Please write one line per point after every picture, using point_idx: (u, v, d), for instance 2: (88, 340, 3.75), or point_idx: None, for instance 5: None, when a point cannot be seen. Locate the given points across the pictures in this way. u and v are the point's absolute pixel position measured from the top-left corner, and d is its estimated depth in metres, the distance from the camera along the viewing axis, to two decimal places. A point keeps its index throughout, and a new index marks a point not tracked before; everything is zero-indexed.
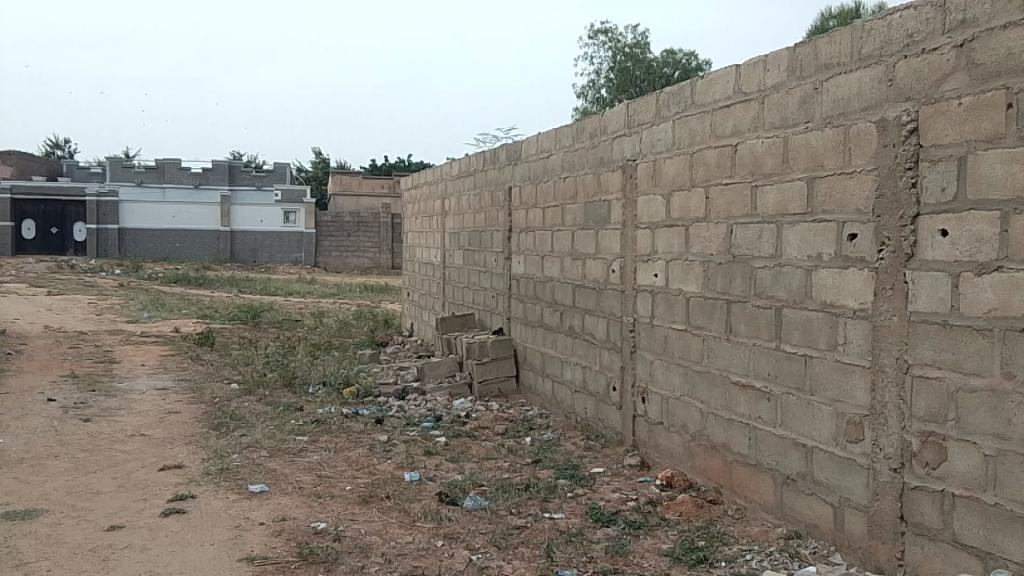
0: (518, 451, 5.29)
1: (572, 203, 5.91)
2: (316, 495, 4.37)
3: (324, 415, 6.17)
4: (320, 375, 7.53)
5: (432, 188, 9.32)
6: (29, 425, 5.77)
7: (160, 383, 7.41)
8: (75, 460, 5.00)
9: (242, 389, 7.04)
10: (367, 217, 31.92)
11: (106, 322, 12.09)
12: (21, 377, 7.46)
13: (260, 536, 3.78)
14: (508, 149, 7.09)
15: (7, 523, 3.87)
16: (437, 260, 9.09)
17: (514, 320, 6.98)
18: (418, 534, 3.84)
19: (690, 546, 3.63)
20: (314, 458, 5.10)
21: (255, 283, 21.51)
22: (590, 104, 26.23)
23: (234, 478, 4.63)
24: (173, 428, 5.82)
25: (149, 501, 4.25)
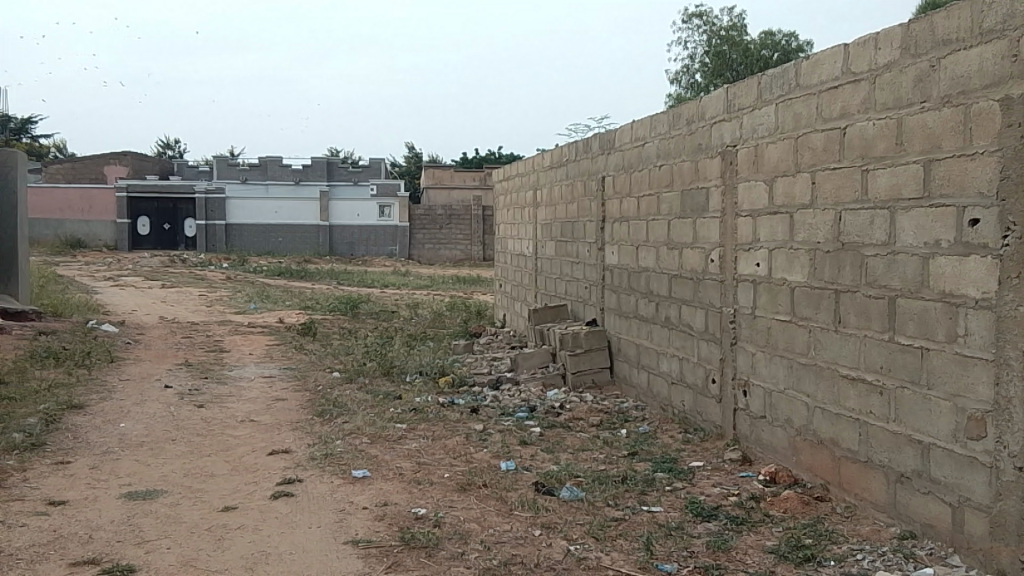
0: (613, 443, 5.26)
1: (669, 191, 5.80)
2: (416, 482, 4.47)
3: (422, 403, 6.30)
4: (416, 365, 7.70)
5: (524, 179, 9.34)
6: (149, 410, 6.14)
7: (267, 371, 7.74)
8: (191, 443, 5.28)
9: (344, 377, 7.27)
10: (458, 210, 32.35)
11: (216, 313, 12.73)
12: (141, 365, 7.95)
13: (364, 520, 3.89)
14: (601, 137, 7.02)
15: (131, 502, 4.13)
16: (530, 251, 9.11)
17: (608, 311, 6.93)
18: (516, 523, 3.86)
19: (796, 544, 3.51)
20: (413, 446, 5.21)
21: (353, 275, 22.20)
22: (683, 90, 25.76)
23: (338, 463, 4.79)
24: (280, 414, 6.07)
25: (259, 484, 4.44)
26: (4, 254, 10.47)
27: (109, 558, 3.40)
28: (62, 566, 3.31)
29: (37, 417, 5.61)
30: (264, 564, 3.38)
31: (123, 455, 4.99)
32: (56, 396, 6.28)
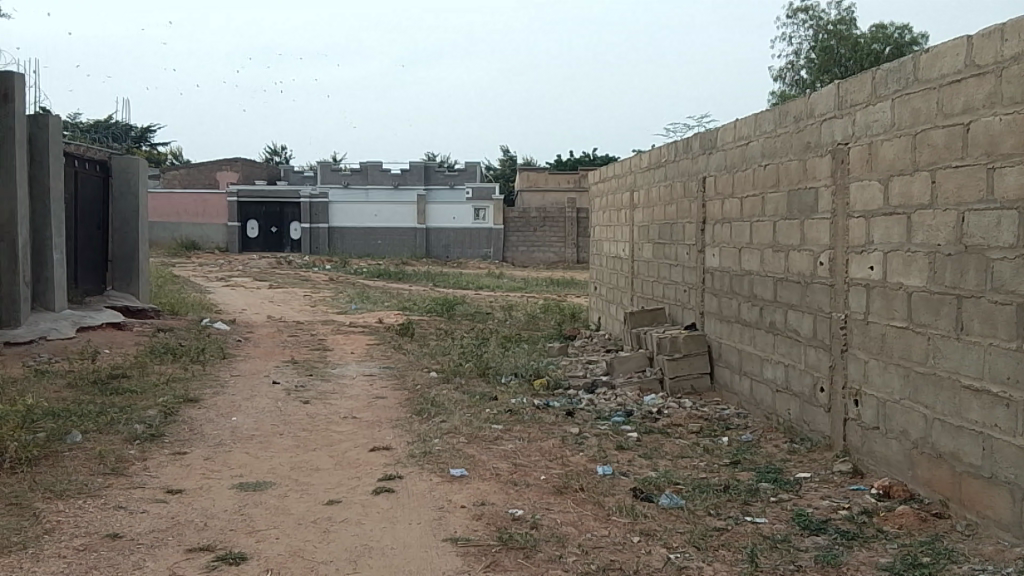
0: (714, 451, 5.13)
1: (774, 191, 5.62)
2: (513, 483, 4.49)
3: (517, 405, 6.32)
4: (511, 366, 7.74)
5: (620, 181, 9.25)
6: (258, 405, 6.42)
7: (368, 370, 7.96)
8: (297, 438, 5.48)
9: (441, 378, 7.39)
10: (553, 213, 32.42)
11: (319, 312, 13.21)
12: (251, 361, 8.32)
13: (463, 518, 3.93)
14: (702, 137, 6.88)
15: (242, 493, 4.32)
16: (626, 254, 9.02)
17: (708, 315, 6.77)
18: (614, 528, 3.82)
19: (912, 562, 3.32)
20: (509, 447, 5.23)
21: (449, 277, 22.60)
22: (788, 87, 24.97)
23: (437, 462, 4.86)
24: (380, 412, 6.23)
25: (361, 479, 4.56)
26: (128, 256, 11.19)
27: (222, 545, 3.57)
28: (180, 552, 3.50)
29: (157, 409, 5.96)
30: (366, 557, 3.46)
31: (234, 447, 5.23)
32: (174, 390, 6.66)
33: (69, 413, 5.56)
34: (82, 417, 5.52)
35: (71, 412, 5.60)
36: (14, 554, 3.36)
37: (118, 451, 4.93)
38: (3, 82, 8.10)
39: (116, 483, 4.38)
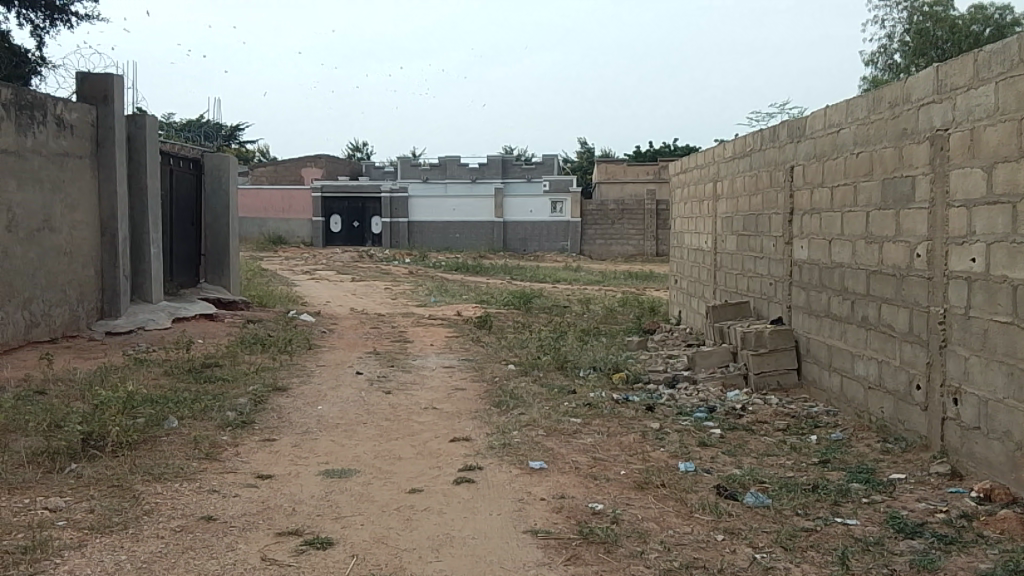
0: (802, 449, 4.97)
1: (868, 180, 5.39)
2: (592, 477, 4.46)
3: (596, 398, 6.28)
4: (590, 360, 7.71)
5: (703, 172, 9.06)
6: (342, 394, 6.59)
7: (447, 362, 8.06)
8: (379, 427, 5.60)
9: (519, 370, 7.42)
10: (632, 205, 31.56)
11: (400, 305, 13.48)
12: (335, 352, 8.55)
13: (543, 510, 3.94)
14: (790, 125, 6.67)
15: (329, 479, 4.44)
16: (708, 246, 8.84)
17: (796, 309, 6.57)
18: (697, 526, 3.76)
19: (1017, 568, 3.14)
20: (589, 440, 5.21)
21: (526, 270, 22.61)
22: (880, 71, 23.97)
23: (516, 454, 4.88)
24: (460, 403, 6.30)
25: (442, 469, 4.63)
26: (220, 250, 11.66)
27: (310, 530, 3.68)
28: (270, 535, 3.62)
29: (247, 397, 6.19)
30: (448, 546, 3.50)
31: (320, 435, 5.38)
32: (263, 378, 6.90)
33: (166, 400, 5.82)
34: (178, 403, 5.78)
35: (168, 398, 5.86)
36: (118, 534, 3.55)
37: (211, 436, 5.15)
38: (104, 84, 8.57)
39: (210, 468, 4.57)
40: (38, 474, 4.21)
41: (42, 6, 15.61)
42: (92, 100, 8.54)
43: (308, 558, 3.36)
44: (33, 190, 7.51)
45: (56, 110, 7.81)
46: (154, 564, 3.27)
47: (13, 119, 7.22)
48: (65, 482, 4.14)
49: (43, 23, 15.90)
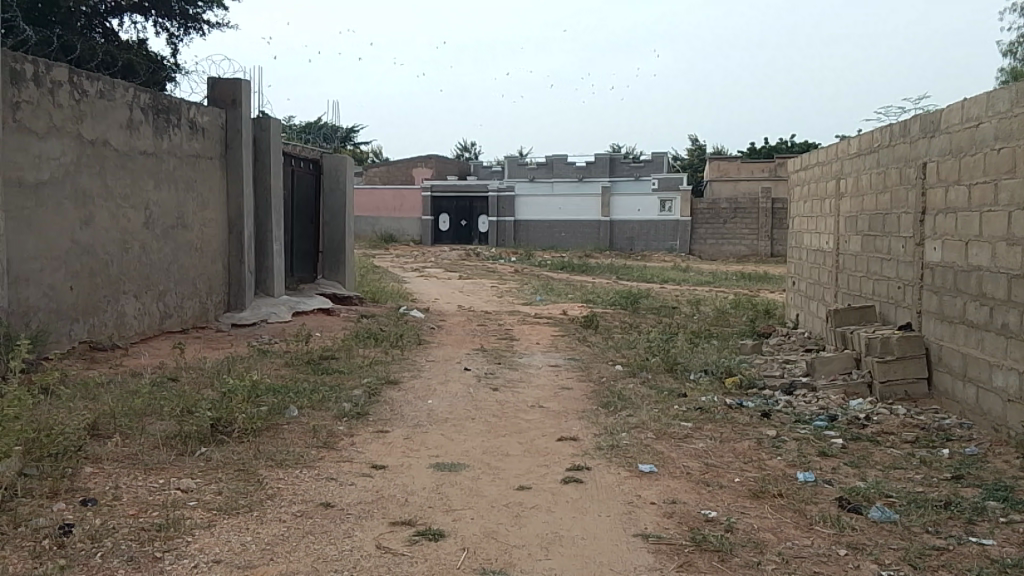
0: (933, 464, 4.67)
1: (1011, 177, 5.01)
2: (705, 483, 4.34)
3: (708, 403, 6.12)
4: (701, 362, 7.52)
5: (825, 169, 8.68)
6: (451, 389, 6.70)
7: (554, 360, 8.06)
8: (487, 423, 5.66)
9: (627, 371, 7.32)
10: (745, 204, 30.26)
11: (507, 303, 13.57)
12: (444, 348, 8.71)
13: (653, 514, 3.87)
14: (923, 119, 6.30)
15: (439, 472, 4.52)
16: (830, 247, 8.45)
17: (926, 314, 6.18)
18: (818, 539, 3.59)
19: None
20: (700, 445, 5.07)
21: (633, 270, 22.31)
22: (1020, 61, 22.32)
23: (625, 456, 4.81)
24: (567, 402, 6.28)
25: (550, 468, 4.62)
26: (337, 247, 12.11)
27: (422, 521, 3.75)
28: (384, 524, 3.71)
29: (361, 390, 6.39)
30: (557, 544, 3.49)
31: (431, 429, 5.48)
32: (376, 372, 7.11)
33: (286, 390, 6.08)
34: (298, 393, 6.02)
35: (288, 388, 6.12)
36: (243, 515, 3.73)
37: (328, 426, 5.34)
38: (232, 89, 9.07)
39: (327, 456, 4.74)
40: (171, 456, 4.48)
41: (176, 15, 16.68)
42: (222, 104, 9.03)
43: (421, 549, 3.43)
44: (169, 189, 8.00)
45: (189, 113, 8.29)
46: (277, 546, 3.42)
47: (152, 122, 7.70)
48: (196, 465, 4.39)
49: (178, 31, 16.99)
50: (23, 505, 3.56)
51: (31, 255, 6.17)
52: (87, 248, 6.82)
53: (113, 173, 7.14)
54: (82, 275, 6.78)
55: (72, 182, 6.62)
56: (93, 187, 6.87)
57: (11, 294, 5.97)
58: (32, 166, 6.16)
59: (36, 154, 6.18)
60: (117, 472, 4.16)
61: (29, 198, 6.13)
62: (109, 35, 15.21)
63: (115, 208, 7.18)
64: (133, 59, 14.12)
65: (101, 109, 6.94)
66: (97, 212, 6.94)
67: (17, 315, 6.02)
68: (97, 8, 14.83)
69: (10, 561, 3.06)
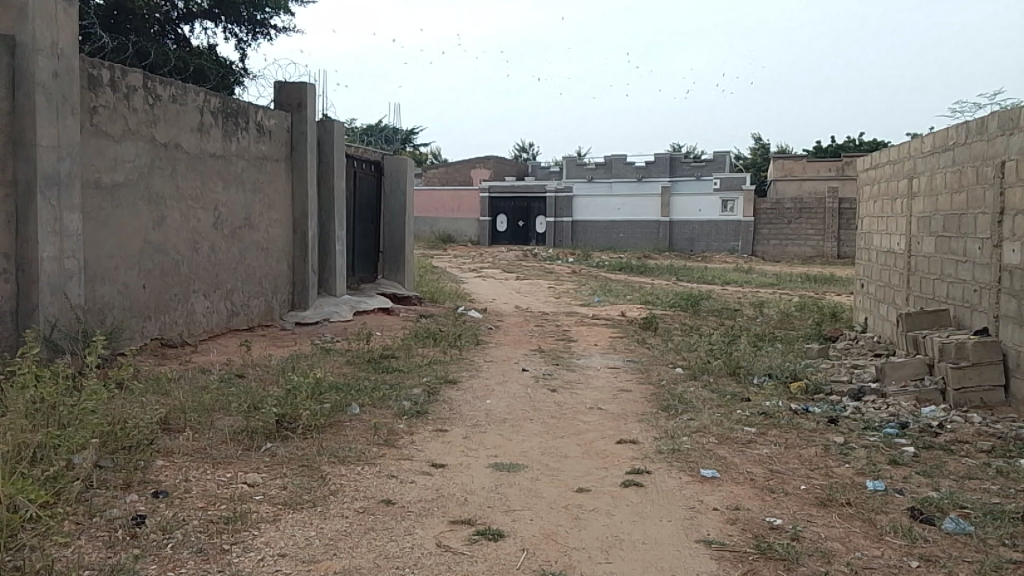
0: (1011, 475, 4.47)
1: None
2: (770, 489, 4.25)
3: (772, 407, 5.98)
4: (765, 366, 7.36)
5: (896, 168, 8.42)
6: (510, 389, 6.72)
7: (613, 362, 8.00)
8: (546, 424, 5.65)
9: (688, 374, 7.22)
10: (811, 203, 29.79)
11: (565, 304, 13.54)
12: (502, 348, 8.73)
13: (716, 520, 3.80)
14: (1002, 116, 6.04)
15: (498, 472, 4.53)
16: (901, 248, 8.18)
17: (1004, 319, 5.93)
18: (888, 549, 3.47)
19: None
20: (765, 451, 4.97)
21: (694, 271, 22.02)
22: None
23: (687, 460, 4.74)
24: (626, 404, 6.22)
25: (610, 470, 4.58)
26: (397, 247, 12.27)
27: (482, 520, 3.76)
28: (444, 522, 3.74)
29: (421, 389, 6.45)
30: (618, 548, 3.46)
31: (489, 429, 5.50)
32: (435, 371, 7.17)
33: (348, 387, 6.18)
34: (359, 391, 6.12)
35: (350, 386, 6.22)
36: (307, 510, 3.81)
37: (389, 424, 5.41)
38: (298, 92, 9.27)
39: (388, 453, 4.80)
40: (238, 450, 4.60)
41: (245, 21, 17.14)
42: (288, 107, 9.25)
43: (481, 548, 3.44)
44: (236, 191, 8.23)
45: (256, 116, 8.51)
46: (340, 541, 3.47)
47: (221, 126, 7.92)
48: (262, 459, 4.50)
49: (246, 36, 17.46)
50: (98, 496, 3.70)
51: (107, 254, 6.42)
52: (159, 247, 7.06)
53: (184, 175, 7.37)
54: (154, 274, 7.02)
55: (146, 183, 6.86)
56: (165, 189, 7.11)
57: (88, 292, 6.22)
58: (109, 168, 6.40)
59: (113, 156, 6.41)
60: (187, 465, 4.29)
61: (105, 199, 6.37)
62: (181, 41, 15.71)
63: (186, 209, 7.42)
64: (203, 63, 14.57)
65: (173, 113, 7.16)
66: (168, 213, 7.17)
67: (94, 312, 6.26)
68: (170, 14, 15.36)
69: (86, 549, 3.19)
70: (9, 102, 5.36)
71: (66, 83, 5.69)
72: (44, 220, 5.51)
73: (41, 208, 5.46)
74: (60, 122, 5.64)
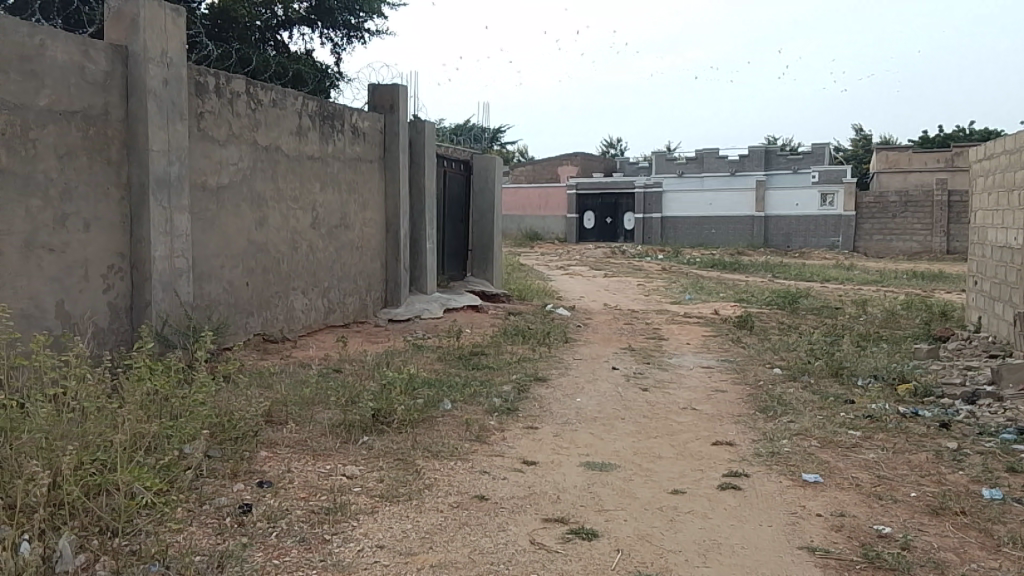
0: None
1: None
2: (877, 496, 4.06)
3: (878, 410, 5.71)
4: (870, 367, 7.04)
5: (1014, 157, 7.89)
6: (600, 388, 6.66)
7: (706, 361, 7.82)
8: (638, 424, 5.57)
9: (787, 375, 6.98)
10: (917, 196, 28.31)
11: (655, 302, 13.33)
12: (591, 346, 8.67)
13: (819, 527, 3.66)
14: None
15: (591, 471, 4.51)
16: (1019, 243, 7.67)
17: None
18: (1008, 562, 3.26)
19: None
20: (870, 456, 4.75)
21: (791, 268, 21.30)
22: None
23: (787, 464, 4.58)
24: (721, 405, 6.07)
25: (706, 472, 4.48)
26: (486, 245, 12.38)
27: (575, 519, 3.75)
28: (538, 520, 3.74)
29: (511, 386, 6.48)
30: (716, 552, 3.38)
31: (580, 427, 5.47)
32: (524, 368, 7.19)
33: (440, 383, 6.27)
34: (451, 387, 6.21)
35: (442, 382, 6.32)
36: (403, 503, 3.88)
37: (480, 420, 5.46)
38: (391, 94, 9.46)
39: (480, 449, 4.85)
40: (337, 443, 4.74)
41: (340, 25, 17.65)
42: (382, 109, 9.45)
43: (575, 547, 3.42)
44: (332, 191, 8.47)
45: (351, 118, 8.73)
46: (435, 535, 3.53)
47: (318, 128, 8.16)
48: (359, 452, 4.62)
49: (341, 40, 17.99)
50: (208, 485, 3.89)
51: (213, 253, 6.72)
52: (261, 247, 7.34)
53: (283, 176, 7.64)
54: (257, 272, 7.31)
55: (249, 185, 7.15)
56: (266, 190, 7.39)
57: (197, 289, 6.53)
58: (215, 170, 6.69)
59: (218, 159, 6.71)
60: (289, 456, 4.45)
61: (212, 201, 6.66)
62: (280, 47, 16.30)
63: (286, 209, 7.69)
64: (301, 68, 15.07)
65: (273, 117, 7.43)
66: (270, 214, 7.46)
67: (202, 309, 6.57)
68: (270, 22, 15.94)
69: (197, 535, 3.35)
70: (123, 109, 5.68)
71: (175, 90, 5.99)
72: (156, 221, 5.81)
73: (153, 210, 5.77)
74: (169, 128, 5.95)
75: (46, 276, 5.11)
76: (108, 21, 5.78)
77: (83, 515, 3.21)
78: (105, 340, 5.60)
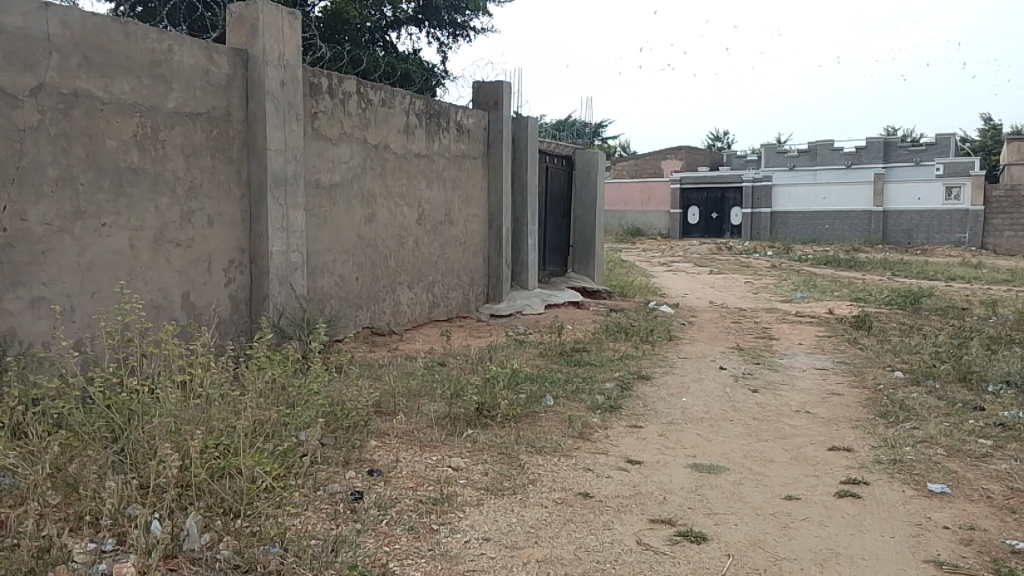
0: None
1: None
2: (1010, 510, 3.79)
3: (1011, 418, 5.33)
4: (1002, 372, 6.58)
5: None
6: (707, 388, 6.50)
7: (820, 363, 7.50)
8: (747, 426, 5.40)
9: (909, 378, 6.61)
10: None
11: (763, 300, 12.90)
12: (697, 345, 8.48)
13: (946, 540, 3.44)
14: None
15: (698, 472, 4.40)
16: None
17: None
18: None
19: None
20: (1003, 467, 4.43)
21: (912, 266, 20.14)
22: None
23: (910, 472, 4.33)
24: (837, 409, 5.81)
25: (821, 478, 4.30)
26: (588, 240, 12.31)
27: (683, 521, 3.67)
28: (644, 520, 3.68)
29: (614, 383, 6.43)
30: (834, 562, 3.23)
31: (686, 427, 5.36)
32: (627, 366, 7.11)
33: (543, 378, 6.28)
34: (553, 383, 6.20)
35: (544, 377, 6.33)
36: (508, 497, 3.90)
37: (583, 417, 5.43)
38: (495, 91, 9.54)
39: (584, 446, 4.82)
40: (443, 435, 4.82)
41: (446, 25, 17.92)
42: (486, 106, 9.55)
43: (683, 550, 3.35)
44: (438, 188, 8.63)
45: (456, 116, 8.86)
46: (540, 530, 3.53)
47: (424, 126, 8.32)
48: (464, 445, 4.68)
49: (447, 40, 18.27)
50: (321, 471, 4.04)
51: (326, 248, 6.97)
52: (370, 242, 7.56)
53: (391, 174, 7.83)
54: (366, 267, 7.53)
55: (359, 183, 7.37)
56: (375, 188, 7.60)
57: (311, 283, 6.80)
58: (327, 168, 6.93)
59: (331, 157, 6.94)
60: (397, 447, 4.56)
61: (324, 198, 6.91)
62: (388, 47, 16.66)
63: (394, 205, 7.89)
64: (408, 67, 15.36)
65: (382, 116, 7.62)
66: (379, 210, 7.67)
67: (315, 302, 6.83)
68: (379, 23, 16.34)
69: (312, 520, 3.47)
70: (244, 110, 5.97)
71: (291, 91, 6.24)
72: (273, 218, 6.08)
73: (271, 207, 6.03)
74: (286, 128, 6.20)
75: (174, 269, 5.43)
76: (230, 26, 6.07)
77: (208, 496, 3.37)
78: (227, 331, 5.91)
